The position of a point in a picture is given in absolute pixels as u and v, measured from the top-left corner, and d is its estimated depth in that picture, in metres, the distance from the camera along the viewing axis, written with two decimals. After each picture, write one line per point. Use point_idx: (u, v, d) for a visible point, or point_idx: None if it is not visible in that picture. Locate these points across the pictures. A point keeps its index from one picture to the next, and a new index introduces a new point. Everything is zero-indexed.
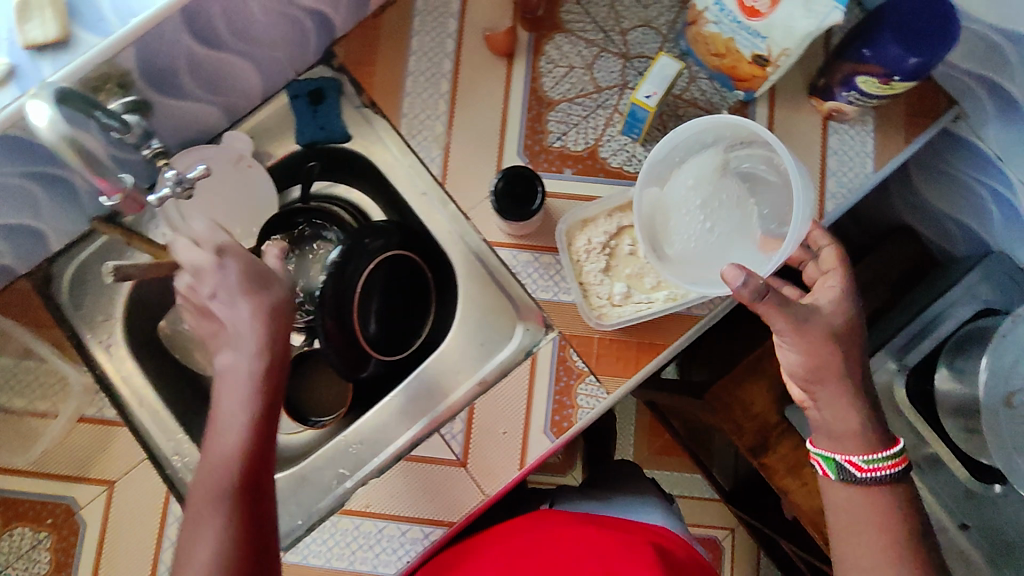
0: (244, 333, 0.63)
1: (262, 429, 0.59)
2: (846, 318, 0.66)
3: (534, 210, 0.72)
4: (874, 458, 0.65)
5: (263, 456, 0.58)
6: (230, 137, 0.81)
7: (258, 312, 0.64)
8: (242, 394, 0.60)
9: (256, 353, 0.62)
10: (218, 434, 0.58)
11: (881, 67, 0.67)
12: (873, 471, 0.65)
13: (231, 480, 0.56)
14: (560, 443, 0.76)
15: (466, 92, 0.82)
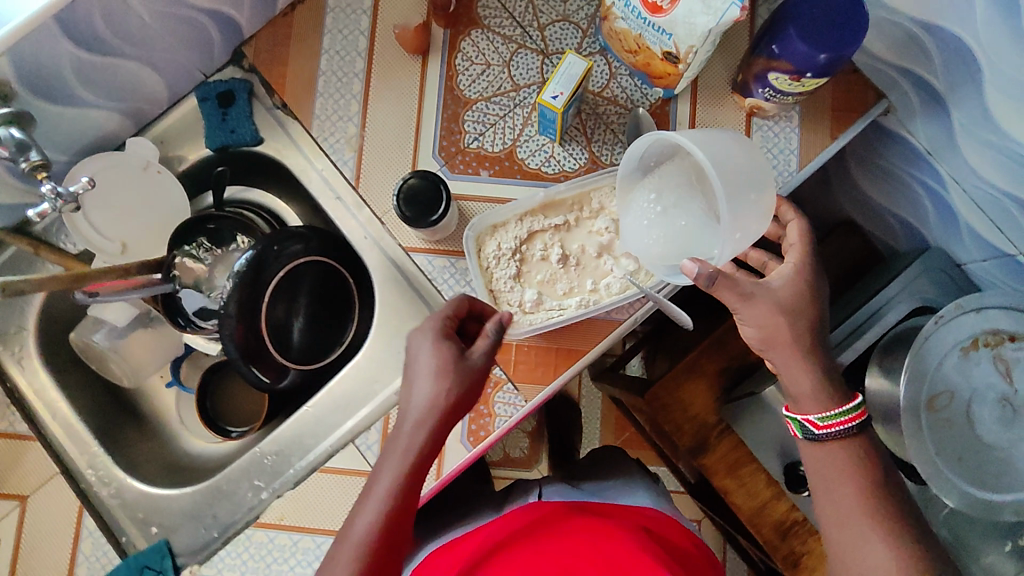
0: (423, 385, 0.62)
1: (414, 480, 0.61)
2: (761, 328, 0.62)
3: (437, 219, 0.71)
4: (828, 415, 0.63)
5: (405, 512, 0.60)
6: (134, 144, 0.80)
7: (466, 369, 0.63)
8: (404, 444, 0.62)
9: (421, 411, 0.62)
10: (379, 480, 0.62)
11: (791, 63, 0.66)
12: (829, 428, 0.63)
13: (382, 531, 0.58)
14: (476, 452, 0.75)
15: (379, 93, 0.79)
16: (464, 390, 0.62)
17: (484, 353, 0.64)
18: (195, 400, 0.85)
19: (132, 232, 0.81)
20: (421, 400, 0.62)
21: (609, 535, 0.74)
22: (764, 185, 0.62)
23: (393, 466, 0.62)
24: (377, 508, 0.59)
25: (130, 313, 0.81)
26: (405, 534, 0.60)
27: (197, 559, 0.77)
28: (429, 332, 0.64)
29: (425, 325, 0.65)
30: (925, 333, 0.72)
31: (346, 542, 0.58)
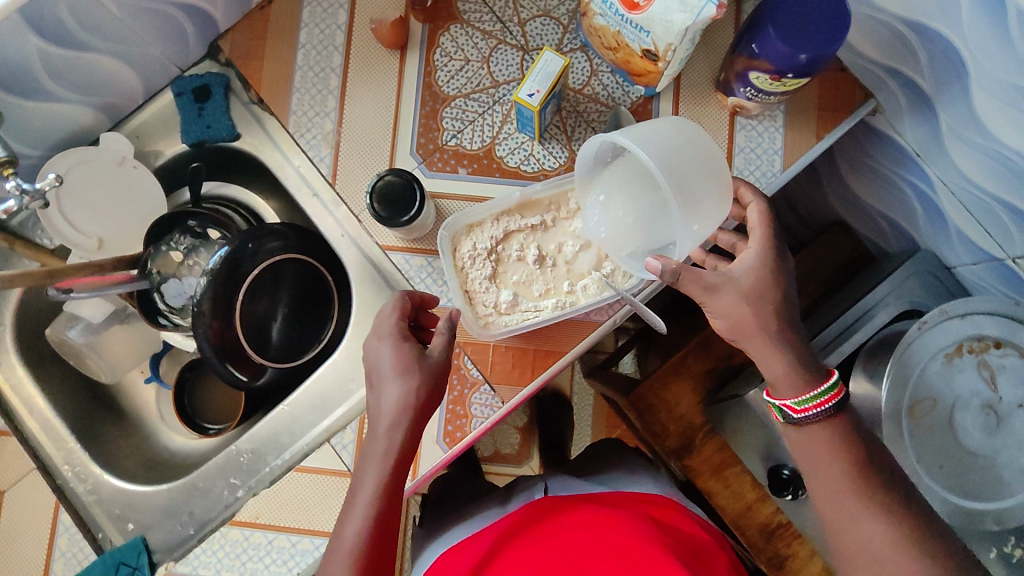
0: (386, 383, 0.62)
1: (397, 479, 0.61)
2: (732, 331, 0.62)
3: (408, 218, 0.70)
4: (804, 399, 0.60)
5: (390, 513, 0.60)
6: (109, 139, 0.79)
7: (430, 366, 0.63)
8: (379, 445, 0.62)
9: (394, 412, 0.61)
10: (358, 485, 0.61)
11: (770, 63, 0.65)
12: (806, 412, 0.61)
13: (373, 535, 0.58)
14: (452, 453, 0.74)
15: (357, 88, 0.78)
16: (432, 385, 0.63)
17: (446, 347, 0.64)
18: (172, 397, 0.85)
19: (107, 228, 0.80)
20: (392, 402, 0.61)
21: (605, 516, 0.73)
22: (718, 171, 0.62)
23: (374, 469, 0.61)
24: (365, 514, 0.59)
25: (108, 309, 0.81)
26: (393, 533, 0.60)
27: (174, 556, 0.77)
28: (388, 333, 0.64)
29: (383, 327, 0.64)
30: (908, 340, 0.72)
31: (338, 551, 0.57)
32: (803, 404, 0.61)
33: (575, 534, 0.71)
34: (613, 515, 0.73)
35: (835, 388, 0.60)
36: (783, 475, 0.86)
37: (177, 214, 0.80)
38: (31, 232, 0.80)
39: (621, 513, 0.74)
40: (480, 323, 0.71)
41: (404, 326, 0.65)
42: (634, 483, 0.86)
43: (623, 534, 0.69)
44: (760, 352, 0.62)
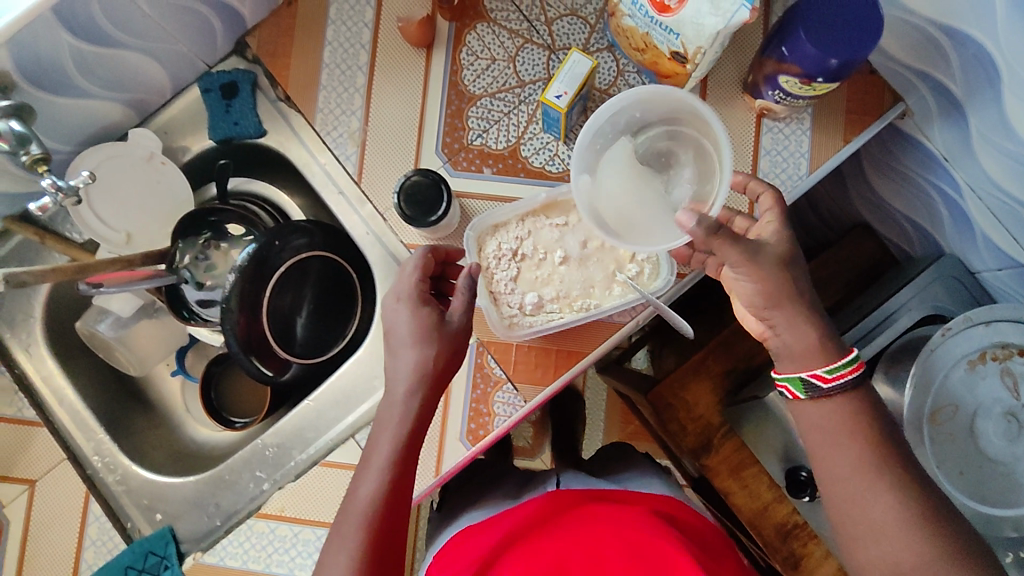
0: (404, 348, 0.62)
1: (412, 446, 0.62)
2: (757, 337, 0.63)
3: (435, 219, 0.71)
4: (835, 366, 0.59)
5: (404, 481, 0.60)
6: (136, 135, 0.80)
7: (447, 331, 0.63)
8: (396, 411, 0.62)
9: (411, 378, 0.62)
10: (372, 450, 0.62)
11: (799, 66, 0.64)
12: (836, 380, 0.59)
13: (386, 499, 0.58)
14: (475, 451, 0.75)
15: (383, 87, 0.78)
16: (449, 352, 0.63)
17: (465, 314, 0.64)
18: (199, 392, 0.86)
19: (137, 223, 0.81)
20: (409, 367, 0.62)
21: (611, 514, 0.73)
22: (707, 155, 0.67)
23: (389, 436, 0.61)
24: (380, 479, 0.59)
25: (135, 304, 0.81)
26: (406, 498, 0.61)
27: (201, 546, 0.79)
28: (408, 297, 0.64)
29: (404, 288, 0.64)
30: (932, 346, 0.72)
31: (351, 510, 0.58)
32: (828, 374, 0.59)
33: (579, 534, 0.71)
34: (620, 514, 0.73)
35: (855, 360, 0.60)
36: (801, 476, 0.86)
37: (203, 211, 0.80)
38: (61, 226, 0.81)
39: (627, 511, 0.74)
40: (505, 324, 0.72)
41: (425, 288, 0.65)
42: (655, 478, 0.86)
43: (634, 536, 0.69)
44: (788, 356, 0.61)
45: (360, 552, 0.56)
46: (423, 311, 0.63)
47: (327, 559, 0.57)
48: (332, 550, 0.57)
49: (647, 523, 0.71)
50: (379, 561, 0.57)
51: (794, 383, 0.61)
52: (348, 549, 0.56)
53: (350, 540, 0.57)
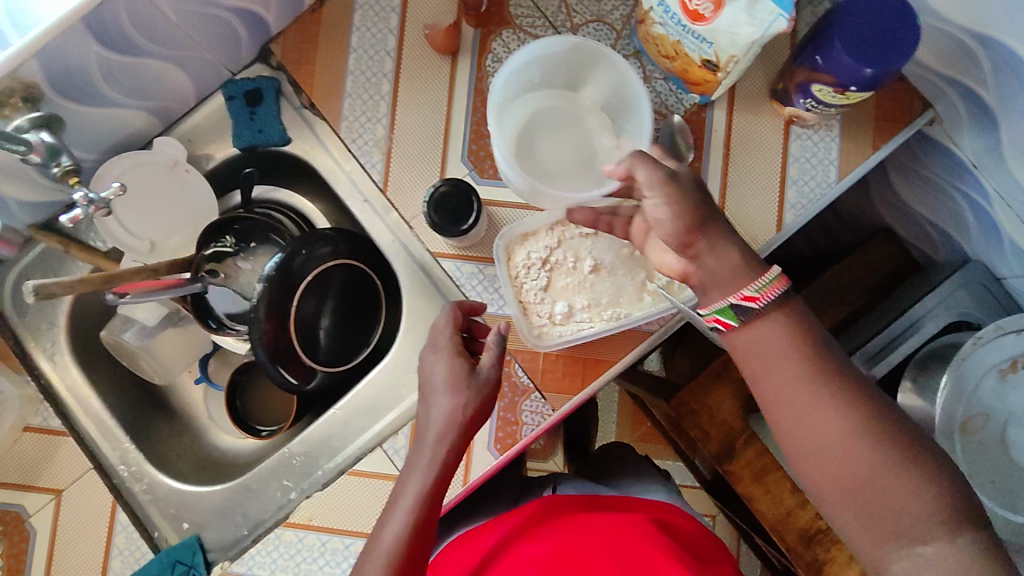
0: (436, 397, 0.63)
1: (437, 494, 0.61)
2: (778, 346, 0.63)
3: (466, 229, 0.71)
4: (762, 283, 0.58)
5: (427, 528, 0.60)
6: (161, 142, 0.80)
7: (480, 384, 0.63)
8: (425, 459, 0.62)
9: (441, 427, 0.62)
10: (398, 494, 0.62)
11: (833, 76, 0.64)
12: (766, 298, 0.57)
13: (409, 544, 0.58)
14: (503, 459, 0.75)
15: (409, 94, 0.78)
16: (482, 406, 0.63)
17: (495, 372, 0.64)
18: (225, 399, 0.86)
19: (161, 232, 0.81)
20: (441, 415, 0.62)
21: (591, 522, 0.75)
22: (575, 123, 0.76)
23: (415, 481, 0.62)
24: (403, 524, 0.59)
25: (161, 313, 0.81)
26: (428, 545, 0.60)
27: (228, 555, 0.79)
28: (443, 348, 0.65)
29: (441, 340, 0.66)
30: (963, 355, 0.71)
31: (374, 554, 0.58)
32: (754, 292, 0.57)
33: (557, 543, 0.72)
34: (603, 521, 0.75)
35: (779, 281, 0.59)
36: None
37: (229, 219, 0.81)
38: (84, 234, 0.81)
39: (612, 518, 0.75)
40: (535, 333, 0.71)
41: (459, 339, 0.67)
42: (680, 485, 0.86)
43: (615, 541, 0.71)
44: (716, 288, 0.60)
45: None
46: (456, 362, 0.64)
47: None
48: None
49: (633, 527, 0.73)
50: None
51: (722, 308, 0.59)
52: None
53: None
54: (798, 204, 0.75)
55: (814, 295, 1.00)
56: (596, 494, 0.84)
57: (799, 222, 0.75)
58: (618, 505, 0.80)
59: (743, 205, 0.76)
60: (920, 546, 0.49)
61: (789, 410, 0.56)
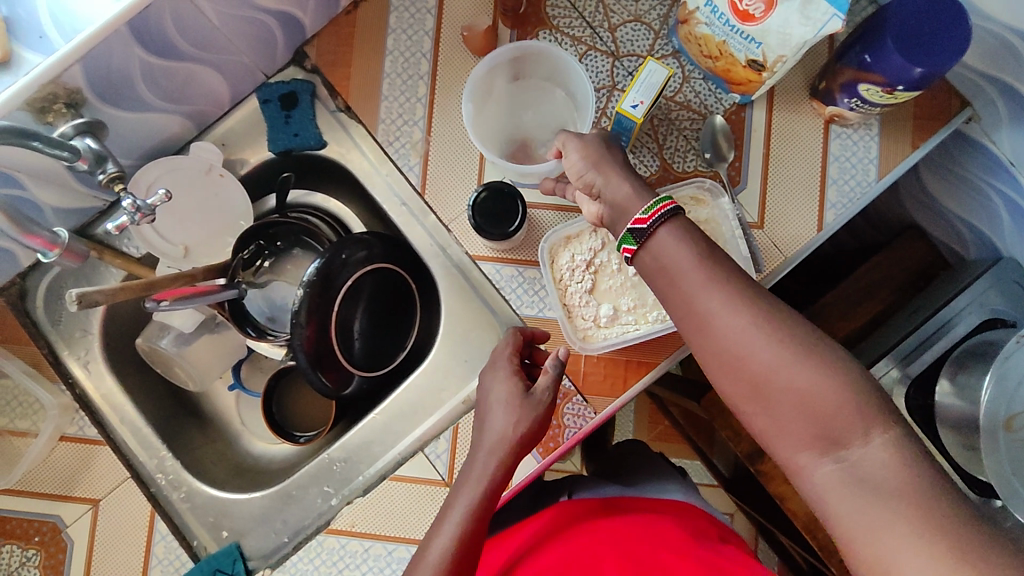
0: (493, 416, 0.64)
1: (486, 512, 0.61)
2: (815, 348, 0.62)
3: (512, 233, 0.70)
4: (650, 205, 0.58)
5: (475, 543, 0.60)
6: (197, 147, 0.78)
7: (535, 404, 0.63)
8: (477, 474, 0.62)
9: (494, 442, 0.62)
10: (448, 507, 0.62)
11: (883, 76, 0.64)
12: (653, 216, 0.57)
13: (456, 556, 0.58)
14: (546, 462, 0.75)
15: (447, 96, 0.77)
16: (536, 427, 0.63)
17: (549, 395, 0.63)
18: (261, 405, 0.85)
19: (195, 237, 0.80)
20: (494, 433, 0.63)
21: (607, 530, 0.78)
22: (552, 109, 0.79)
23: (466, 495, 0.62)
24: (451, 535, 0.59)
25: (197, 319, 0.80)
26: (475, 560, 0.60)
27: (268, 563, 0.78)
28: (502, 368, 0.66)
29: (500, 361, 0.67)
30: (1006, 353, 0.71)
31: (422, 563, 0.59)
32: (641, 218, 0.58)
33: (574, 552, 0.75)
34: (619, 528, 0.78)
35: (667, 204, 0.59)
36: None
37: (263, 224, 0.80)
38: (117, 240, 0.80)
39: (627, 527, 0.78)
40: (580, 336, 0.71)
41: (518, 361, 0.68)
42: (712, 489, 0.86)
43: (632, 547, 0.74)
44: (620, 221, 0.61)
45: None
46: (514, 383, 0.64)
47: None
48: None
49: (649, 533, 0.76)
50: None
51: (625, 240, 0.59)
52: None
53: None
54: (840, 203, 0.75)
55: (845, 294, 0.99)
56: (613, 498, 0.86)
57: (840, 221, 0.75)
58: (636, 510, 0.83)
59: (783, 204, 0.76)
60: (841, 450, 0.49)
61: (696, 324, 0.55)
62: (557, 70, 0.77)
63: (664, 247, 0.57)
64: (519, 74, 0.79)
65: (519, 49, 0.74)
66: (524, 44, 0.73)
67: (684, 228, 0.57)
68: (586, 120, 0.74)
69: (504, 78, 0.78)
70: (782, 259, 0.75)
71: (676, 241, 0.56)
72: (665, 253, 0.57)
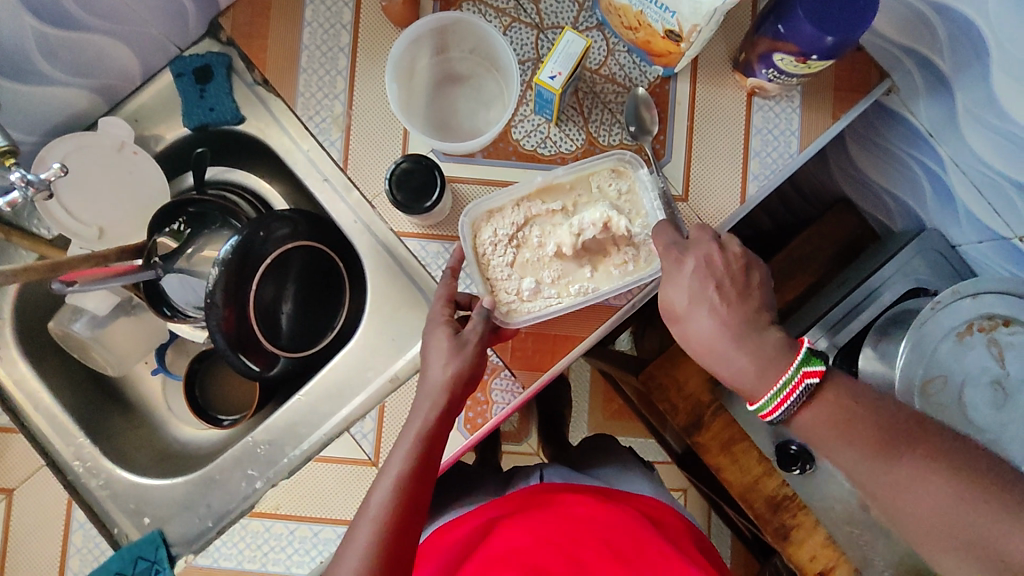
0: (431, 365, 0.64)
1: (427, 462, 0.61)
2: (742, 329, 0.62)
3: (428, 206, 0.69)
4: (771, 398, 0.59)
5: (422, 489, 0.60)
6: (105, 124, 0.76)
7: (464, 346, 0.64)
8: (418, 423, 0.62)
9: (432, 389, 0.63)
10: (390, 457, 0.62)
11: (797, 46, 0.64)
12: (782, 407, 0.59)
13: (400, 508, 0.58)
14: (474, 439, 0.74)
15: (368, 68, 0.75)
16: (470, 369, 0.63)
17: (478, 339, 0.65)
18: (183, 387, 0.85)
19: (109, 218, 0.78)
20: (434, 380, 0.63)
21: (542, 515, 0.76)
22: (479, 84, 0.77)
23: (407, 442, 0.62)
24: (391, 485, 0.59)
25: (112, 301, 0.79)
26: (422, 509, 0.60)
27: (191, 550, 0.77)
28: (435, 319, 0.67)
29: (433, 315, 0.68)
30: (921, 319, 0.74)
31: (364, 520, 0.58)
32: (783, 393, 0.59)
33: (541, 534, 0.73)
34: (553, 513, 0.76)
35: (816, 362, 0.59)
36: (790, 451, 0.88)
37: (180, 201, 0.77)
38: (26, 221, 0.76)
39: (560, 510, 0.77)
40: (503, 311, 0.70)
41: (451, 310, 0.68)
42: (630, 479, 0.87)
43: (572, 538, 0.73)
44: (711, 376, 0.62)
45: (367, 557, 0.55)
46: (447, 330, 0.65)
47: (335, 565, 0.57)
48: (341, 557, 0.57)
49: (586, 521, 0.75)
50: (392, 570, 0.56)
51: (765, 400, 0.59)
52: (360, 555, 0.56)
53: (355, 552, 0.56)
54: (762, 174, 0.75)
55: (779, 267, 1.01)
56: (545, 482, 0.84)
57: (762, 193, 0.75)
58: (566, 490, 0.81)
59: (706, 176, 0.76)
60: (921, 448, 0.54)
61: (738, 378, 0.61)
62: (479, 43, 0.76)
63: (686, 297, 0.63)
64: (444, 48, 0.76)
65: (439, 19, 0.72)
66: (446, 14, 0.72)
67: (704, 273, 0.63)
68: (512, 94, 0.73)
69: (427, 54, 0.76)
70: None
71: (698, 288, 0.63)
72: (689, 301, 0.63)
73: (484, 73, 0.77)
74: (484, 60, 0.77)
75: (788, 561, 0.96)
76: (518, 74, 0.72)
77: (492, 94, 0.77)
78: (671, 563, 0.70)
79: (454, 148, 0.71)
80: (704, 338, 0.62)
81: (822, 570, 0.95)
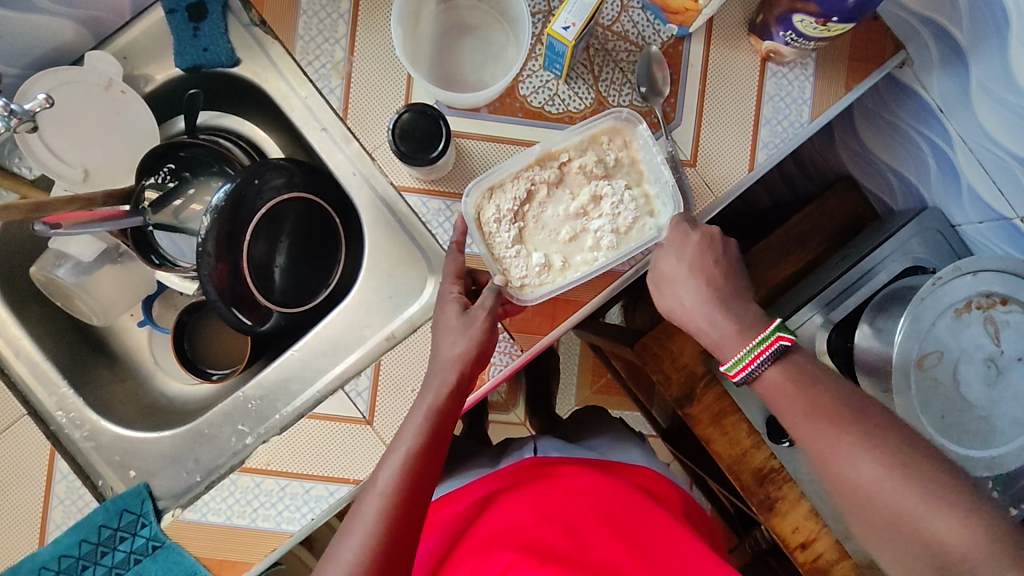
0: (444, 341, 0.63)
1: (437, 439, 0.60)
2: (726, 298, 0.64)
3: (433, 157, 0.66)
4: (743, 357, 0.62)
5: (431, 466, 0.59)
6: (93, 58, 0.72)
7: (472, 321, 0.62)
8: (429, 400, 0.61)
9: (443, 364, 0.61)
10: (399, 432, 0.60)
11: (818, 6, 0.62)
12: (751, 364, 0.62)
13: (407, 484, 0.57)
14: (471, 402, 0.72)
15: (372, 12, 0.72)
16: (479, 347, 0.61)
17: (487, 315, 0.63)
18: (172, 341, 0.83)
19: (94, 160, 0.75)
20: (448, 356, 0.61)
21: (541, 487, 0.76)
22: (489, 36, 0.74)
23: (416, 418, 0.60)
24: (399, 462, 0.58)
25: (98, 248, 0.77)
26: (428, 486, 0.59)
27: (179, 503, 0.76)
28: (449, 296, 0.65)
29: (443, 291, 0.66)
30: (923, 296, 0.73)
31: (370, 494, 0.57)
32: (755, 351, 0.62)
33: (539, 508, 0.73)
34: (556, 484, 0.77)
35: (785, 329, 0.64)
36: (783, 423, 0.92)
37: (170, 146, 0.75)
38: (7, 160, 0.73)
39: (562, 481, 0.77)
40: (515, 287, 0.68)
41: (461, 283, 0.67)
42: (621, 449, 0.86)
43: (573, 508, 0.73)
44: None
45: (373, 533, 0.55)
46: (456, 306, 0.64)
47: (338, 542, 0.56)
48: (346, 534, 0.56)
49: (584, 492, 0.75)
50: (395, 547, 0.55)
51: (735, 359, 0.62)
52: (366, 530, 0.55)
53: (360, 528, 0.55)
54: (772, 142, 0.74)
55: (776, 243, 0.98)
56: (539, 455, 0.83)
57: (771, 162, 0.74)
58: (568, 461, 0.81)
59: (716, 143, 0.74)
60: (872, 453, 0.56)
61: (715, 340, 0.64)
62: None
63: (686, 265, 0.66)
64: None
65: None
66: None
67: (706, 249, 0.66)
68: (522, 44, 0.70)
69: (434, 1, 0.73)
70: (712, 200, 0.74)
71: (698, 262, 0.66)
72: (688, 271, 0.66)
73: (494, 24, 0.74)
74: (495, 10, 0.74)
75: (771, 531, 0.97)
76: (530, 23, 0.69)
77: (502, 47, 0.74)
78: (666, 537, 0.70)
79: (459, 98, 0.68)
80: (696, 308, 0.65)
81: (804, 541, 0.96)
